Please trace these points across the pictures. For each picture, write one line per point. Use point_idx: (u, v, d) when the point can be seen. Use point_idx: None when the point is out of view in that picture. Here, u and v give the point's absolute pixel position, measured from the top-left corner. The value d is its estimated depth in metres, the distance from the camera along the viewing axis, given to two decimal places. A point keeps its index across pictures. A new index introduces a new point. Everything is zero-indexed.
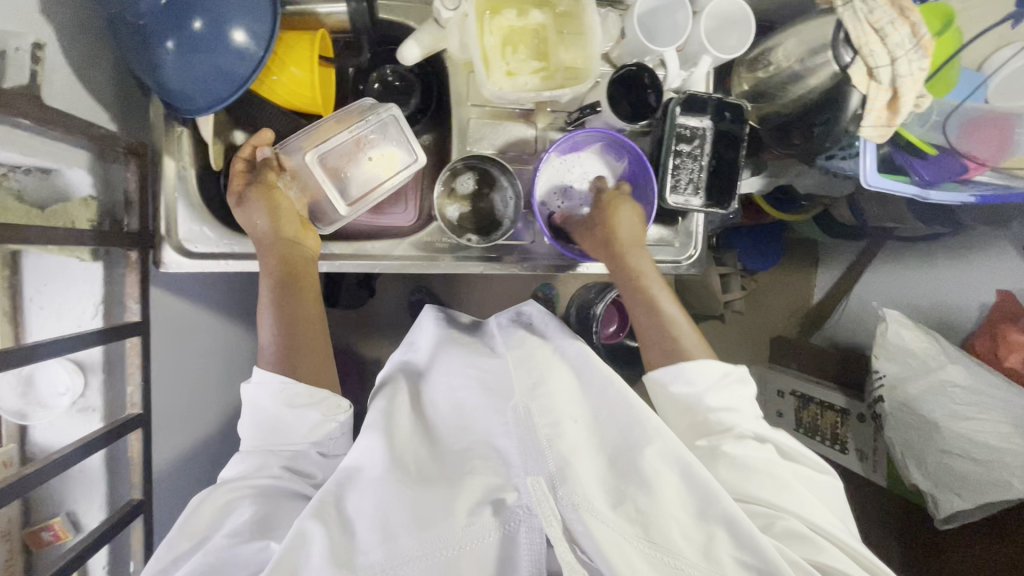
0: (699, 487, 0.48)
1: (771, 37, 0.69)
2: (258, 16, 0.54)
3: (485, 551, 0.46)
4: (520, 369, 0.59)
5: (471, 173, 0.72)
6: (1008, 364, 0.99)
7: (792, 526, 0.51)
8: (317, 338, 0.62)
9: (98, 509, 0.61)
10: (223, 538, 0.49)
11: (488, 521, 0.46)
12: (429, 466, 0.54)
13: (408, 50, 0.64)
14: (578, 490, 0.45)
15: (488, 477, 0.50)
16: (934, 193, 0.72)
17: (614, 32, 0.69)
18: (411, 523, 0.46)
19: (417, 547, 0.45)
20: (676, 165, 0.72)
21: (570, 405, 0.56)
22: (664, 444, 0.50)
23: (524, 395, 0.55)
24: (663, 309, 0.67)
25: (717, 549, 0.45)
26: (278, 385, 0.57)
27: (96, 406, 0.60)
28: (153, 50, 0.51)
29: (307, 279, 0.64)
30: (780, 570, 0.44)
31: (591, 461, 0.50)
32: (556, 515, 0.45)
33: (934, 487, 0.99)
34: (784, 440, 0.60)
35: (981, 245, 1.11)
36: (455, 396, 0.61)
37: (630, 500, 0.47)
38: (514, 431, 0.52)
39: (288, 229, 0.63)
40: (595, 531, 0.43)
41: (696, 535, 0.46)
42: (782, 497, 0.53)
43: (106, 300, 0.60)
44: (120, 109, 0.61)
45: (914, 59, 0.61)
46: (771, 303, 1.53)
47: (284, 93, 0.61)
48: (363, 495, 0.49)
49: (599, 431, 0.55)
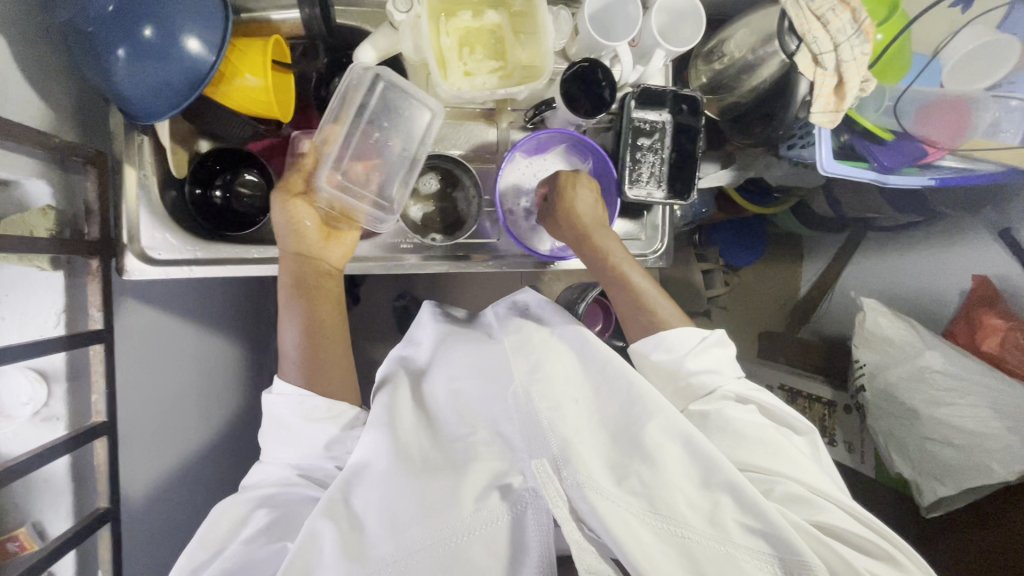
0: (701, 458, 0.52)
1: (724, 29, 0.70)
2: (211, 25, 0.55)
3: (496, 529, 0.51)
4: (518, 354, 0.62)
5: (434, 173, 0.73)
6: (985, 348, 0.97)
7: (790, 489, 0.54)
8: (335, 345, 0.66)
9: (65, 518, 0.61)
10: (240, 544, 0.56)
11: (495, 505, 0.52)
12: (434, 451, 0.58)
13: (363, 53, 0.65)
14: (582, 471, 0.49)
15: (491, 461, 0.55)
16: (892, 178, 0.73)
17: (566, 29, 0.70)
18: (421, 511, 0.51)
19: (430, 534, 0.50)
20: (636, 159, 0.73)
21: (570, 385, 0.60)
22: (664, 419, 0.54)
23: (524, 379, 0.58)
24: (635, 284, 0.70)
25: (723, 515, 0.50)
26: (295, 398, 0.61)
27: (61, 415, 0.60)
28: (102, 56, 0.52)
29: (330, 286, 0.67)
30: (784, 533, 0.48)
31: (594, 439, 0.54)
32: (560, 495, 0.49)
33: (918, 475, 0.99)
34: (768, 400, 0.64)
35: (958, 231, 1.10)
36: (451, 384, 0.63)
37: (634, 474, 0.51)
38: (517, 416, 0.55)
39: (311, 241, 0.66)
40: (602, 509, 0.47)
41: (701, 503, 0.51)
42: (772, 460, 0.57)
43: (69, 310, 0.60)
44: (81, 120, 0.62)
45: (856, 45, 0.59)
46: (756, 299, 1.51)
47: (240, 99, 0.62)
48: (377, 488, 0.54)
49: (601, 406, 0.58)
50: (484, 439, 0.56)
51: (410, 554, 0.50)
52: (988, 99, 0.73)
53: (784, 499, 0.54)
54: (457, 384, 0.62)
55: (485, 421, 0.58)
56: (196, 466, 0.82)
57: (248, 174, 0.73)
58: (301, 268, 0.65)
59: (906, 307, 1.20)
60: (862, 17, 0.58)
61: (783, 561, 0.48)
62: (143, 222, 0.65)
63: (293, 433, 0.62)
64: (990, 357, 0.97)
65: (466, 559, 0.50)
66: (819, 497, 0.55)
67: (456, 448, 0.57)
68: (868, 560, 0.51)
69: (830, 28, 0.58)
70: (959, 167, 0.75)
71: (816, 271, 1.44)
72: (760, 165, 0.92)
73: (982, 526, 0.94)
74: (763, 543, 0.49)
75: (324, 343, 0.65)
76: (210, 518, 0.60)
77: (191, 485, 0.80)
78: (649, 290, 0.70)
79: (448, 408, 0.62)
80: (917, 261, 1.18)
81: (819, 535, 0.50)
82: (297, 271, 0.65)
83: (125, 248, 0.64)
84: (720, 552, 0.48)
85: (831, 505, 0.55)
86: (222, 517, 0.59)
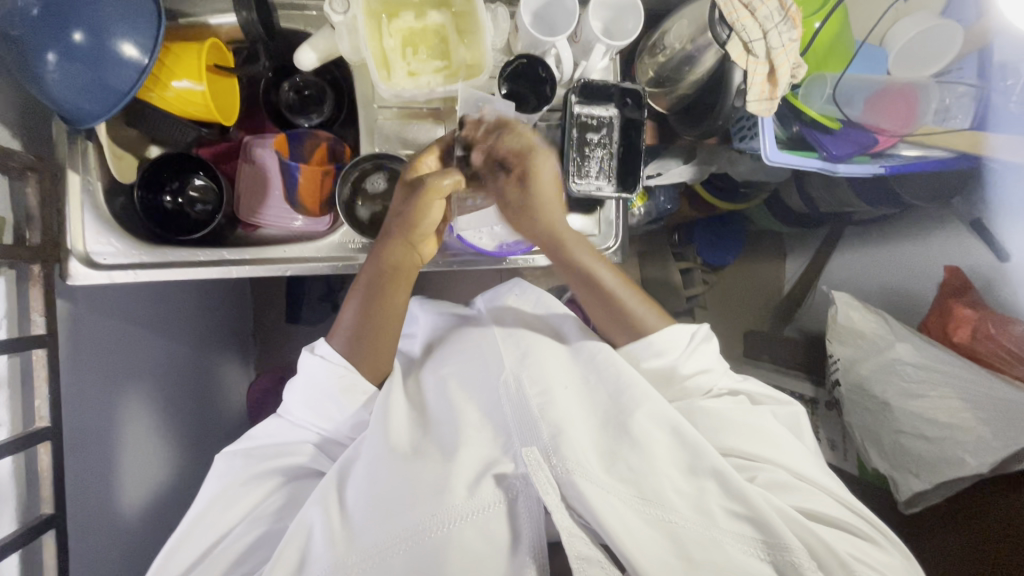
0: (688, 444, 0.54)
1: (662, 24, 0.72)
2: (145, 30, 0.57)
3: (491, 516, 0.52)
4: (508, 343, 0.64)
5: (382, 173, 0.73)
6: (957, 339, 0.94)
7: (775, 476, 0.57)
8: (389, 330, 0.64)
9: (8, 523, 0.59)
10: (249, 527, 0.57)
11: (489, 489, 0.53)
12: (426, 442, 0.58)
13: (304, 55, 0.68)
14: (571, 458, 0.50)
15: (481, 449, 0.56)
16: (843, 167, 0.73)
17: (505, 28, 0.72)
18: (412, 499, 0.52)
19: (420, 519, 0.51)
20: (584, 153, 0.72)
21: (560, 373, 0.61)
22: (653, 405, 0.56)
23: (514, 368, 0.60)
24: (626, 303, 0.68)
25: (708, 500, 0.51)
26: (338, 371, 0.60)
27: (3, 420, 0.58)
28: (31, 59, 0.53)
29: (413, 275, 0.66)
30: (765, 516, 0.49)
31: (585, 426, 0.56)
32: (550, 481, 0.50)
33: (891, 468, 0.96)
34: (755, 390, 0.66)
35: (926, 222, 1.06)
36: (438, 374, 0.65)
37: (622, 461, 0.53)
38: (507, 402, 0.57)
39: (420, 231, 0.64)
40: (591, 494, 0.49)
41: (687, 488, 0.52)
42: (759, 446, 0.58)
43: (9, 315, 0.59)
44: (21, 125, 0.62)
45: (785, 31, 0.64)
46: (741, 299, 1.43)
47: (178, 104, 0.63)
48: (363, 478, 0.55)
49: (591, 394, 0.59)
50: (473, 427, 0.58)
51: (398, 542, 0.50)
52: (937, 86, 0.74)
53: (767, 485, 0.56)
54: (446, 376, 0.64)
55: (475, 410, 0.59)
56: (153, 472, 0.81)
57: (196, 178, 0.73)
58: (394, 254, 0.64)
59: (878, 302, 1.16)
60: (789, 4, 0.64)
61: (767, 545, 0.49)
62: (88, 229, 0.66)
63: (313, 401, 0.61)
64: (963, 348, 0.94)
65: (457, 544, 0.50)
66: (809, 485, 0.57)
67: (446, 436, 0.58)
68: (849, 541, 0.53)
69: (758, 16, 0.63)
70: (916, 153, 0.76)
71: (798, 269, 1.38)
72: (722, 159, 0.91)
73: (962, 522, 0.91)
74: (751, 528, 0.50)
75: (388, 328, 0.64)
76: (214, 493, 0.59)
77: (148, 491, 0.79)
78: (628, 293, 0.68)
79: (439, 400, 0.62)
80: (888, 253, 1.15)
81: (805, 521, 0.51)
82: (391, 256, 0.64)
83: (69, 253, 0.64)
84: (707, 537, 0.49)
85: (817, 491, 0.57)
86: (229, 492, 0.59)
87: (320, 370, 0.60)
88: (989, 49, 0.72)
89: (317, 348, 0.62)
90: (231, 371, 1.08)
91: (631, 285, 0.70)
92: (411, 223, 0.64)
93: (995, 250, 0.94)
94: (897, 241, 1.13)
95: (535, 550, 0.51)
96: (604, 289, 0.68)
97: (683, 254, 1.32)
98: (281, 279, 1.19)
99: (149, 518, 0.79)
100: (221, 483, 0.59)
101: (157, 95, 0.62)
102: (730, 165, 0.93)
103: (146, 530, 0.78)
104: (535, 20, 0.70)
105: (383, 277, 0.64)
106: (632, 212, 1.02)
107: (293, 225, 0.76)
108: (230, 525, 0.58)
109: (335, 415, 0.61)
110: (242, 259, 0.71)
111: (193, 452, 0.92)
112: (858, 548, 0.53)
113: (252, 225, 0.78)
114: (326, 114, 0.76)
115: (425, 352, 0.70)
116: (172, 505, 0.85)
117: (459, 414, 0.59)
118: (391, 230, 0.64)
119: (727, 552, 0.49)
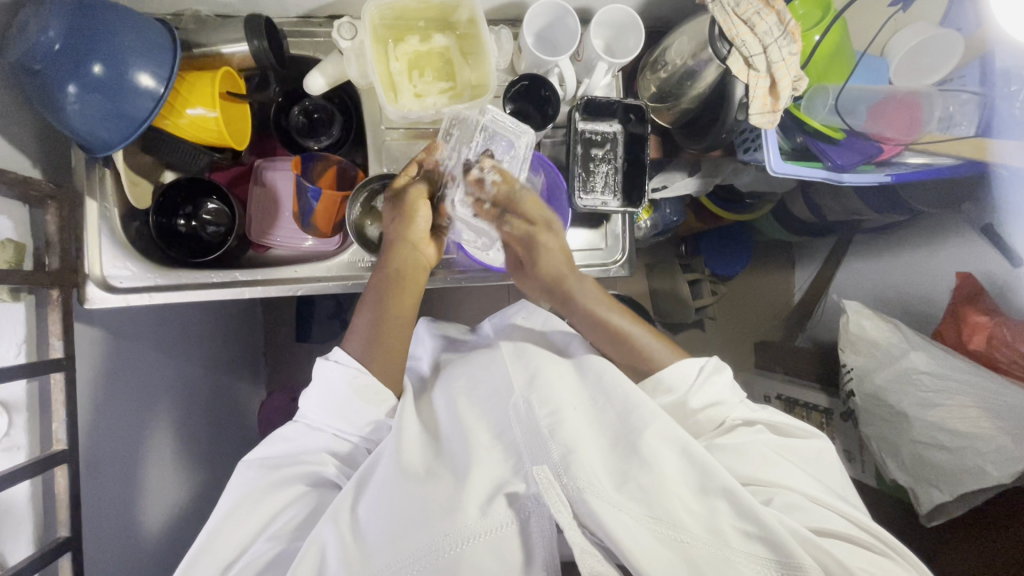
0: (698, 464, 0.53)
1: (664, 39, 0.74)
2: (161, 62, 0.59)
3: (502, 537, 0.52)
4: (516, 364, 0.64)
5: (391, 192, 0.74)
6: (972, 347, 0.92)
7: (788, 500, 0.55)
8: (398, 340, 0.66)
9: (25, 545, 0.58)
10: (263, 542, 0.56)
11: (502, 509, 0.52)
12: (437, 462, 0.58)
13: (312, 80, 0.69)
14: (582, 477, 0.50)
15: (492, 470, 0.55)
16: (847, 175, 0.73)
17: (507, 48, 0.74)
18: (425, 520, 0.52)
19: (433, 539, 0.50)
20: (590, 170, 0.74)
21: (568, 393, 0.60)
22: (662, 425, 0.55)
23: (523, 391, 0.60)
24: (634, 336, 0.70)
25: (720, 520, 0.51)
26: (352, 372, 0.61)
27: (22, 444, 0.58)
28: (52, 91, 0.55)
29: (420, 278, 0.70)
30: (779, 537, 0.48)
31: (595, 446, 0.55)
32: (562, 500, 0.49)
33: (913, 480, 0.92)
34: (769, 417, 0.65)
35: (937, 230, 1.05)
36: (450, 393, 0.64)
37: (633, 480, 0.52)
38: (518, 424, 0.57)
39: (413, 233, 0.70)
40: (603, 513, 0.48)
41: (697, 507, 0.51)
42: (770, 471, 0.57)
43: (29, 340, 0.60)
44: (40, 153, 0.64)
45: (786, 45, 0.65)
46: (748, 309, 1.42)
47: (192, 132, 0.66)
48: (375, 499, 0.54)
49: (599, 416, 0.58)
50: (484, 447, 0.57)
51: (411, 561, 0.50)
52: (939, 94, 0.75)
53: (783, 509, 0.55)
54: (455, 392, 0.64)
55: (485, 430, 0.59)
56: (165, 498, 0.80)
57: (208, 203, 0.76)
58: (398, 262, 0.68)
59: (894, 309, 1.13)
60: (787, 19, 0.65)
61: (780, 564, 0.48)
62: (105, 253, 0.68)
63: (332, 405, 0.61)
64: (979, 355, 0.91)
65: (470, 563, 0.50)
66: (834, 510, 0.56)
67: (456, 457, 0.57)
68: (868, 558, 0.52)
69: (758, 31, 0.64)
70: (922, 162, 0.76)
71: (809, 278, 1.36)
72: (727, 171, 0.91)
73: (989, 533, 0.88)
74: (762, 548, 0.49)
75: (398, 332, 0.66)
76: (234, 503, 0.58)
77: (159, 515, 0.78)
78: (640, 331, 0.70)
79: (449, 420, 0.61)
80: (901, 261, 1.12)
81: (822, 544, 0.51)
82: (394, 262, 0.68)
83: (86, 278, 0.66)
84: (718, 556, 0.49)
85: (833, 513, 0.56)
86: (246, 504, 0.58)
87: (336, 376, 0.61)
88: (990, 57, 0.73)
89: (333, 355, 0.62)
90: (242, 391, 1.08)
91: (640, 322, 0.72)
92: (405, 225, 0.69)
93: (1007, 255, 0.91)
94: (910, 248, 1.10)
95: (548, 566, 0.51)
96: (620, 342, 0.70)
97: (691, 265, 1.31)
98: (291, 299, 1.20)
99: (160, 542, 0.78)
100: (239, 493, 0.59)
101: (172, 123, 0.65)
102: (734, 176, 0.93)
103: (160, 555, 0.78)
104: (537, 41, 0.71)
105: (393, 279, 0.68)
106: (638, 224, 1.02)
107: (302, 245, 0.77)
108: (250, 539, 0.57)
109: (355, 420, 0.61)
110: (255, 279, 0.72)
111: (202, 473, 0.90)
112: (875, 563, 0.52)
113: (263, 247, 0.80)
114: (335, 136, 0.77)
115: (436, 373, 0.70)
116: (184, 526, 0.85)
117: (466, 436, 0.58)
118: (391, 239, 0.69)
119: (739, 571, 0.48)
